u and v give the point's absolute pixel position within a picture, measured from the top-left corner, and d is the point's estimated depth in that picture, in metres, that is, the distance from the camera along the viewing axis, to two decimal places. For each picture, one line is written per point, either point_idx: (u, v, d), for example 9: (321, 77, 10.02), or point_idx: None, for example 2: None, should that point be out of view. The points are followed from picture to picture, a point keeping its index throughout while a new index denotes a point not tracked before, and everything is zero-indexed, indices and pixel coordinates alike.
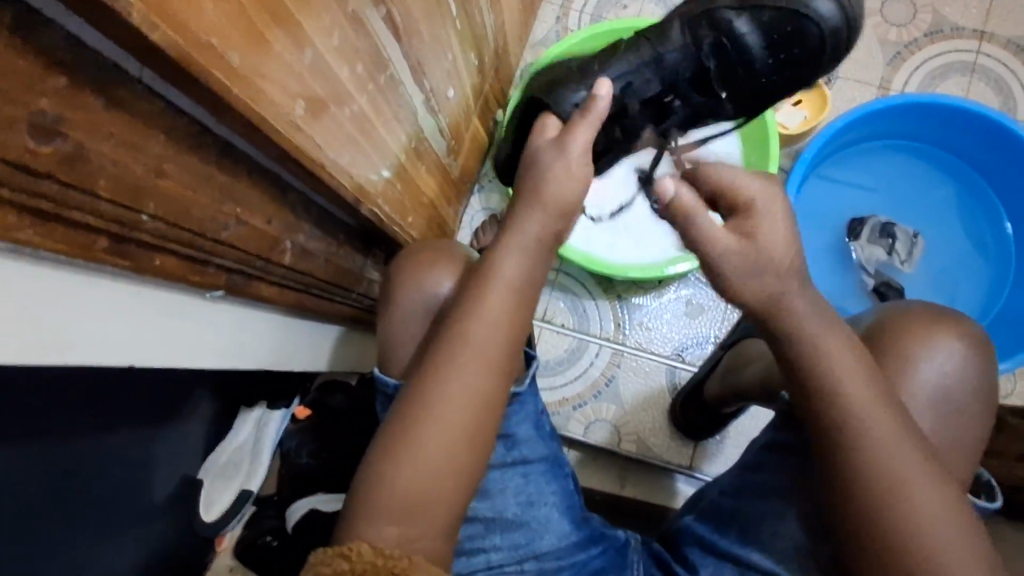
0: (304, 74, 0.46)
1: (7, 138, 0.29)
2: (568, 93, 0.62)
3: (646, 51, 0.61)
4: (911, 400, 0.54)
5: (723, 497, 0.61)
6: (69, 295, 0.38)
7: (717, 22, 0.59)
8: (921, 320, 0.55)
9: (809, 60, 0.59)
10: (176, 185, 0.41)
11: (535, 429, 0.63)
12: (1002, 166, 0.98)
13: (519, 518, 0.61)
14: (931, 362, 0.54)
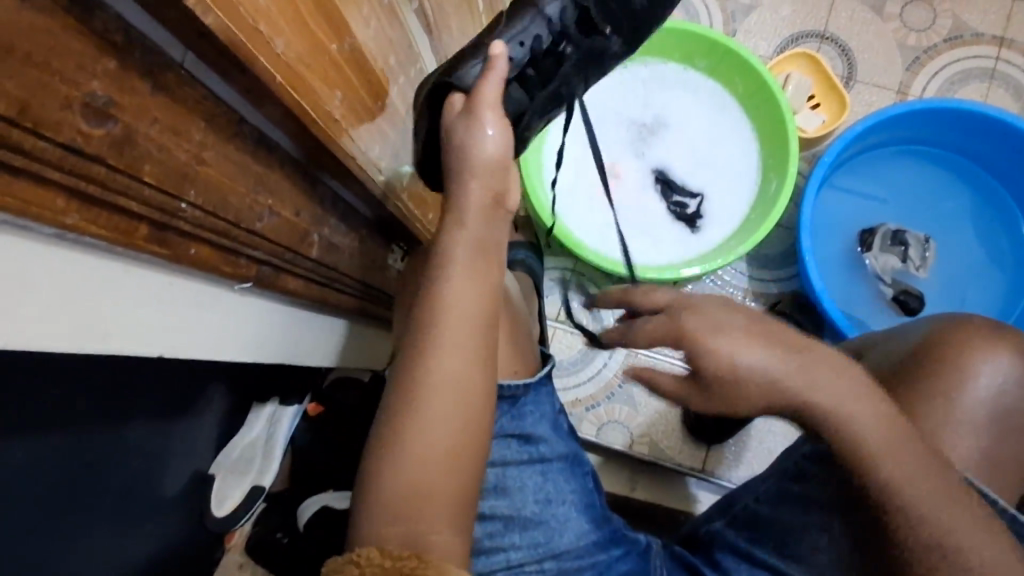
0: (342, 64, 0.46)
1: (61, 118, 0.29)
2: (466, 65, 0.53)
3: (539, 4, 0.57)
4: (966, 412, 0.55)
5: (759, 504, 0.62)
6: (106, 281, 0.38)
7: None
8: (977, 336, 0.57)
9: None
10: (214, 173, 0.41)
11: (553, 428, 0.63)
12: (1019, 171, 0.98)
13: (539, 517, 0.60)
14: (988, 378, 0.55)
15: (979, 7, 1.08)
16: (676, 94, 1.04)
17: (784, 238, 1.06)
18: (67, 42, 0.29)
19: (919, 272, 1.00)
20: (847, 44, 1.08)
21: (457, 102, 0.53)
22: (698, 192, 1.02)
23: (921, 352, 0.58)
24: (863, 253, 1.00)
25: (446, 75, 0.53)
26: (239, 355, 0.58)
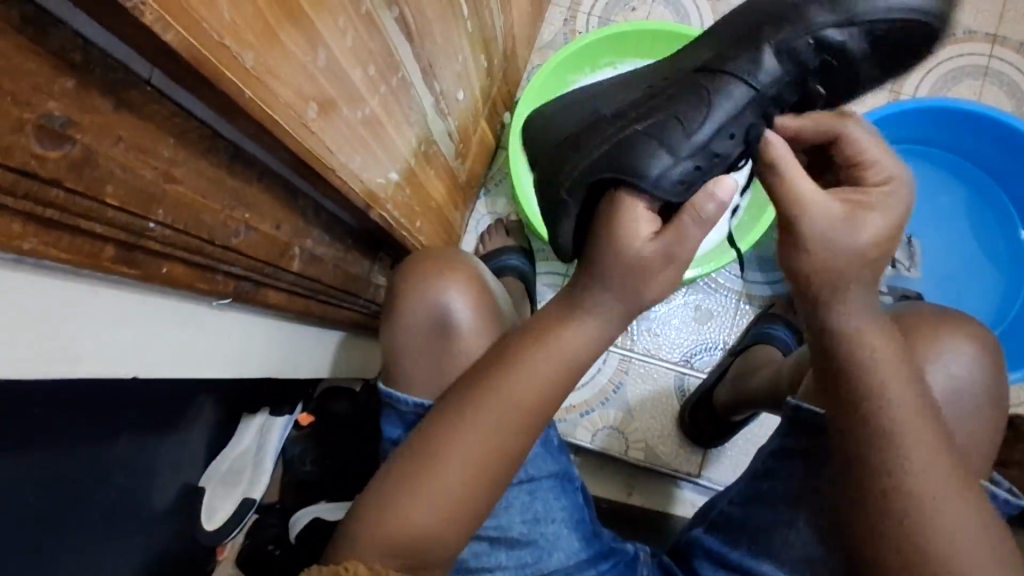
0: (318, 76, 0.45)
1: (13, 141, 0.28)
2: (656, 163, 0.49)
3: (740, 94, 0.51)
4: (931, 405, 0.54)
5: (731, 507, 0.62)
6: (73, 305, 0.37)
7: (821, 42, 0.50)
8: (929, 322, 0.57)
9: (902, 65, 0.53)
10: (185, 190, 0.40)
11: (541, 446, 0.62)
12: (1012, 168, 0.97)
13: (527, 537, 0.60)
14: (938, 363, 0.55)
15: (971, 4, 1.07)
16: None
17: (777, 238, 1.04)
18: (20, 62, 0.28)
19: (912, 273, 1.00)
20: None
21: (647, 211, 0.48)
22: None
23: None
24: None
25: (640, 174, 0.48)
26: (223, 371, 0.57)
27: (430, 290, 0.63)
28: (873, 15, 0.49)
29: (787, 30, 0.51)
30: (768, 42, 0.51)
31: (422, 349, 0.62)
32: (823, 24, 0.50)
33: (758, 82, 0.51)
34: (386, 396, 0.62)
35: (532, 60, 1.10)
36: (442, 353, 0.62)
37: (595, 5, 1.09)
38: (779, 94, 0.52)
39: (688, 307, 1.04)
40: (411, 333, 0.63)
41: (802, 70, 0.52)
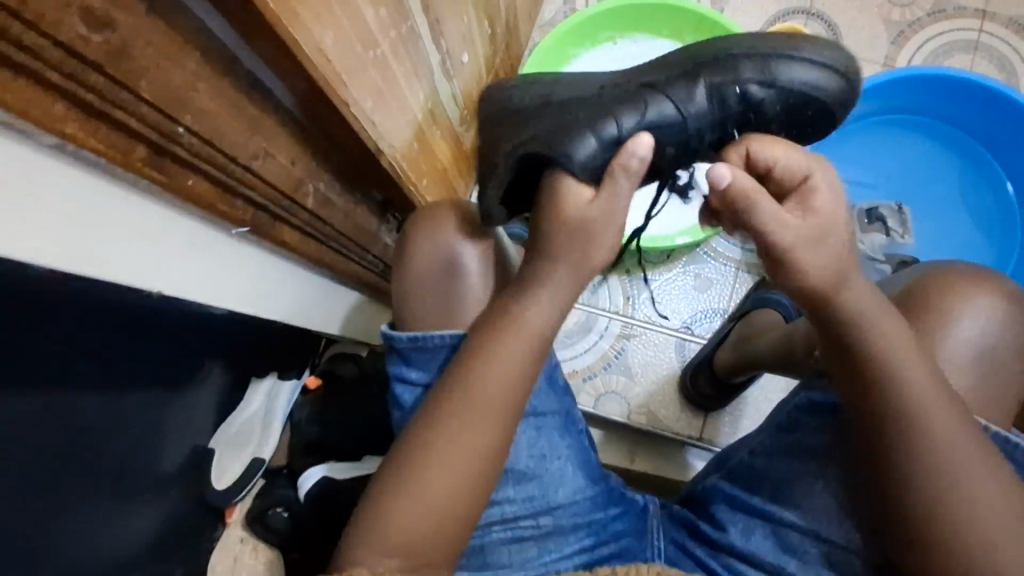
0: (335, 6, 0.47)
1: (62, 19, 0.30)
2: (576, 144, 0.52)
3: (665, 108, 0.52)
4: (950, 351, 0.56)
5: (753, 456, 0.62)
6: (105, 204, 0.39)
7: (744, 89, 0.52)
8: (954, 278, 0.59)
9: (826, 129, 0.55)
10: (208, 104, 0.42)
11: (547, 383, 0.63)
12: (1003, 135, 0.99)
13: (532, 470, 0.61)
14: (965, 317, 0.57)
15: None
16: None
17: None
18: None
19: (906, 239, 1.02)
20: (834, 21, 1.10)
21: (575, 187, 0.52)
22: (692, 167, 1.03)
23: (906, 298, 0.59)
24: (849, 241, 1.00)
25: (555, 150, 0.52)
26: (241, 308, 0.59)
27: (443, 237, 0.65)
28: (793, 85, 0.52)
29: (719, 73, 0.52)
30: (701, 77, 0.52)
31: (431, 294, 0.64)
32: (745, 73, 0.52)
33: (683, 112, 0.52)
34: (385, 339, 0.63)
35: (533, 39, 1.13)
36: (453, 296, 0.64)
37: None
38: (706, 132, 0.53)
39: (688, 276, 1.06)
40: (423, 278, 0.65)
41: (727, 117, 0.53)
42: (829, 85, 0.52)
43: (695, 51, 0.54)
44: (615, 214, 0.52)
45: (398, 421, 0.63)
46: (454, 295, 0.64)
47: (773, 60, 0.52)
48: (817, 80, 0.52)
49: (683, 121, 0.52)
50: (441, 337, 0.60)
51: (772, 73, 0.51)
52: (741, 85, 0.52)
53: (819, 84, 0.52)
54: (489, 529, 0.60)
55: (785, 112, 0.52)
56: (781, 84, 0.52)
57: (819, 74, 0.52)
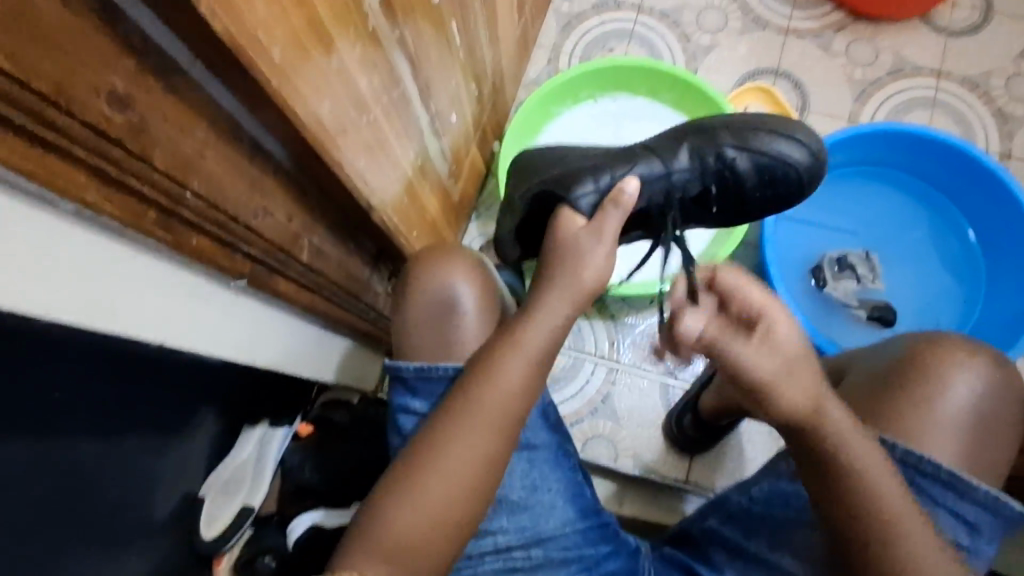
0: (331, 78, 0.51)
1: (88, 101, 0.35)
2: (580, 184, 0.61)
3: (660, 165, 0.65)
4: (937, 412, 0.60)
5: (752, 501, 0.64)
6: (116, 263, 0.42)
7: (722, 156, 0.66)
8: (947, 347, 0.62)
9: (786, 198, 0.70)
10: (213, 168, 0.46)
11: (540, 418, 0.66)
12: (963, 188, 1.05)
13: (524, 502, 0.64)
14: (956, 383, 0.61)
15: (917, 43, 1.18)
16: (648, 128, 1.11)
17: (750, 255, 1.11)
18: (95, 43, 0.35)
19: (876, 284, 1.06)
20: (801, 79, 1.17)
21: (572, 214, 0.58)
22: None
23: (904, 361, 0.63)
24: (821, 287, 1.05)
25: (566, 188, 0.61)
26: (238, 356, 0.62)
27: (440, 277, 0.68)
28: (764, 156, 0.67)
29: (701, 140, 0.66)
30: (688, 142, 0.66)
31: (426, 333, 0.67)
32: (727, 145, 0.66)
33: (669, 167, 0.65)
34: (390, 369, 0.65)
35: (518, 96, 1.19)
36: (445, 336, 0.67)
37: (576, 47, 1.20)
38: (690, 187, 0.66)
39: None
40: (420, 319, 0.67)
41: (707, 174, 0.66)
42: (791, 162, 0.67)
43: (686, 126, 0.68)
44: (604, 232, 0.55)
45: (397, 449, 0.65)
46: (447, 334, 0.67)
47: (744, 134, 0.67)
48: (782, 157, 0.67)
49: (673, 174, 0.65)
50: (444, 369, 0.63)
51: (746, 148, 0.67)
52: (721, 153, 0.66)
53: (782, 151, 0.67)
54: (482, 558, 0.63)
55: (754, 171, 0.67)
56: (750, 150, 0.67)
57: (780, 145, 0.67)
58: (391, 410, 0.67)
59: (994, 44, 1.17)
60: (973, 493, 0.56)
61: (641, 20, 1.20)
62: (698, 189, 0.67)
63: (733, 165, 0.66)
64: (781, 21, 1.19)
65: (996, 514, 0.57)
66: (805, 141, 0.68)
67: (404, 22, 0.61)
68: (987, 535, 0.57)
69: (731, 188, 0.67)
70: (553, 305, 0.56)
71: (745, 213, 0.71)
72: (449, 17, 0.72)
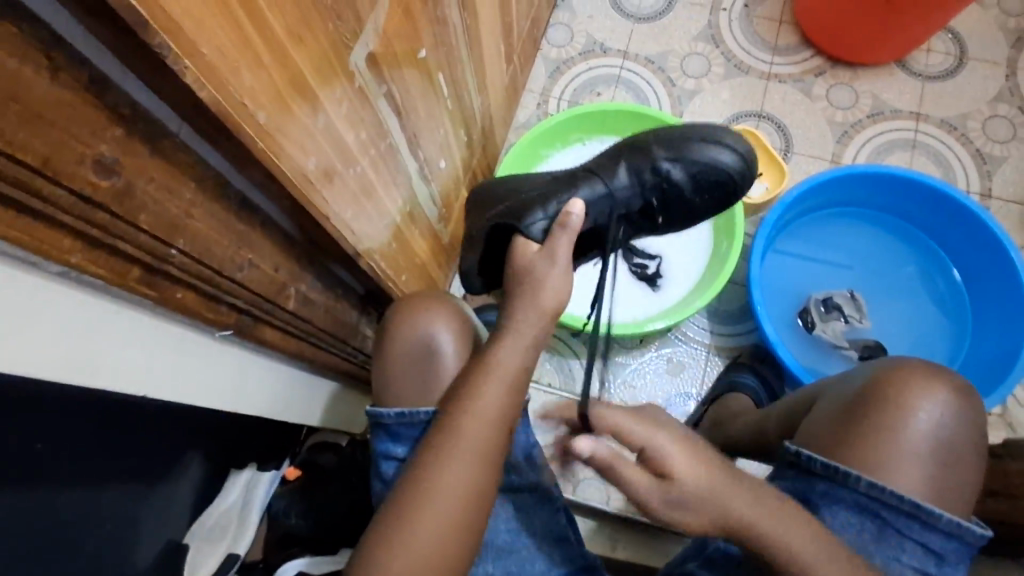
0: (317, 136, 0.53)
1: (76, 170, 0.36)
2: (530, 213, 0.65)
3: (601, 186, 0.69)
4: (907, 445, 0.60)
5: (729, 544, 0.65)
6: (102, 322, 0.42)
7: (657, 171, 0.70)
8: (909, 375, 0.63)
9: (724, 196, 0.74)
10: (200, 225, 0.48)
11: (527, 461, 0.66)
12: (944, 226, 1.07)
13: (509, 545, 0.64)
14: (923, 415, 0.61)
15: (895, 87, 1.21)
16: None
17: (738, 292, 1.12)
18: (85, 113, 0.36)
19: (864, 323, 1.07)
20: (783, 122, 1.20)
21: (526, 242, 0.63)
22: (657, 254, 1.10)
23: (867, 393, 0.63)
24: (810, 330, 1.06)
25: (517, 219, 0.65)
26: (223, 405, 0.61)
27: (423, 322, 0.68)
28: (697, 162, 0.71)
29: (636, 156, 0.71)
30: (624, 160, 0.70)
31: (410, 377, 0.67)
32: (659, 159, 0.70)
33: (609, 186, 0.69)
34: (372, 416, 0.67)
35: (508, 139, 1.22)
36: (429, 382, 0.67)
37: (564, 91, 1.23)
38: (631, 201, 0.70)
39: (661, 359, 1.09)
40: (403, 365, 0.68)
41: (647, 190, 0.71)
42: (722, 158, 0.71)
43: (621, 142, 0.73)
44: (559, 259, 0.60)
45: (379, 495, 0.66)
46: (431, 379, 0.67)
47: (677, 143, 0.71)
48: (713, 159, 0.71)
49: (614, 194, 0.69)
50: (424, 413, 0.64)
51: (678, 159, 0.71)
52: (654, 168, 0.70)
53: (716, 158, 0.71)
54: None
55: (691, 179, 0.71)
56: (684, 160, 0.71)
57: (712, 151, 0.71)
58: (374, 456, 0.67)
59: (969, 88, 1.20)
60: (937, 523, 0.58)
61: (627, 66, 1.24)
62: (640, 203, 0.71)
63: (668, 176, 0.70)
64: (763, 66, 1.23)
65: (960, 541, 0.58)
66: (733, 144, 0.72)
67: (391, 77, 0.63)
68: (953, 561, 0.59)
69: (670, 197, 0.72)
70: (525, 336, 0.58)
71: (691, 219, 0.76)
72: (437, 70, 0.74)
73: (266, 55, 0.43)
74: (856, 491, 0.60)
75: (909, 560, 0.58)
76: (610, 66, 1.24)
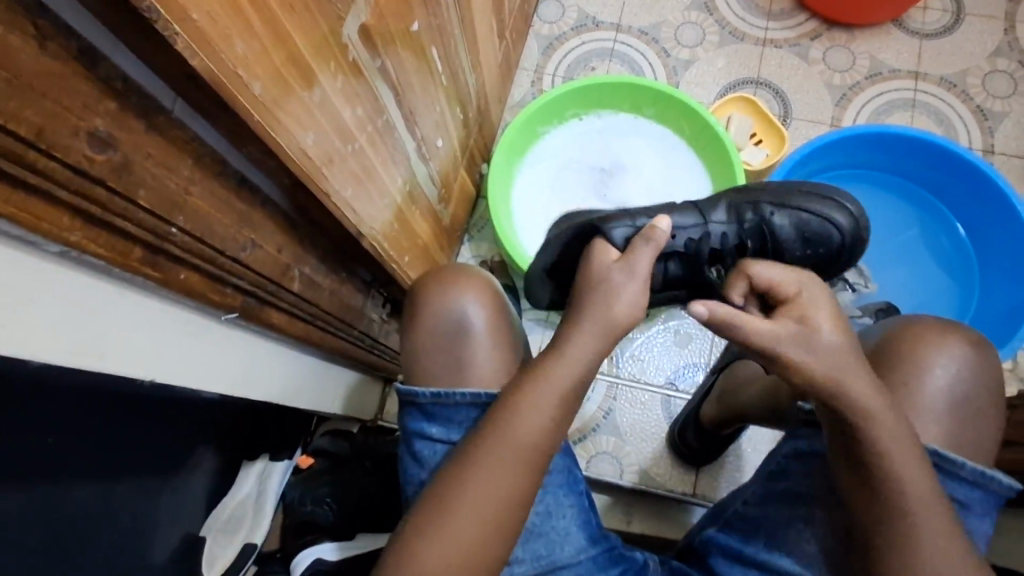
0: (314, 110, 0.52)
1: (70, 143, 0.35)
2: (619, 227, 0.66)
3: (696, 215, 0.70)
4: (927, 403, 0.59)
5: (748, 508, 0.64)
6: (103, 304, 0.42)
7: (760, 212, 0.71)
8: (924, 331, 0.62)
9: (829, 259, 0.73)
10: (199, 204, 0.47)
11: None
12: (949, 184, 1.06)
13: (538, 528, 0.63)
14: (938, 371, 0.60)
15: (892, 47, 1.20)
16: (647, 146, 1.13)
17: None
18: (76, 85, 0.36)
19: (870, 288, 1.07)
20: (781, 88, 1.19)
21: (607, 248, 0.60)
22: None
23: (882, 353, 0.63)
24: None
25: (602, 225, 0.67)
26: (231, 391, 0.61)
27: (451, 299, 0.68)
28: (806, 222, 0.71)
29: (741, 198, 0.72)
30: (727, 199, 0.72)
31: (440, 356, 0.66)
32: (765, 204, 0.71)
33: (707, 220, 0.70)
34: (403, 394, 0.65)
35: (503, 119, 1.20)
36: (457, 359, 0.66)
37: (558, 67, 1.22)
38: (729, 239, 0.70)
39: (668, 331, 1.09)
40: (430, 345, 0.67)
41: (745, 230, 0.71)
42: (833, 224, 0.71)
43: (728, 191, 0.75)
44: (636, 265, 0.57)
45: (418, 475, 0.65)
46: (463, 353, 0.66)
47: (786, 196, 0.72)
48: (825, 222, 0.71)
49: (709, 230, 0.70)
50: (460, 395, 0.63)
51: (786, 207, 0.71)
52: (758, 209, 0.71)
53: (827, 216, 0.71)
54: None
55: (797, 231, 0.71)
56: (794, 212, 0.71)
57: (825, 210, 0.71)
58: (405, 434, 0.66)
59: (967, 44, 1.19)
60: (962, 473, 0.57)
61: (620, 39, 1.23)
62: (738, 243, 0.71)
63: (777, 224, 0.71)
64: (758, 33, 1.21)
65: (984, 491, 0.58)
66: (848, 209, 0.72)
67: (385, 52, 0.62)
68: (979, 512, 0.58)
69: (772, 247, 0.71)
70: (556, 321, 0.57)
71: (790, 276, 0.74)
72: (431, 45, 0.73)
73: (258, 23, 0.42)
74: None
75: None
76: (603, 40, 1.23)
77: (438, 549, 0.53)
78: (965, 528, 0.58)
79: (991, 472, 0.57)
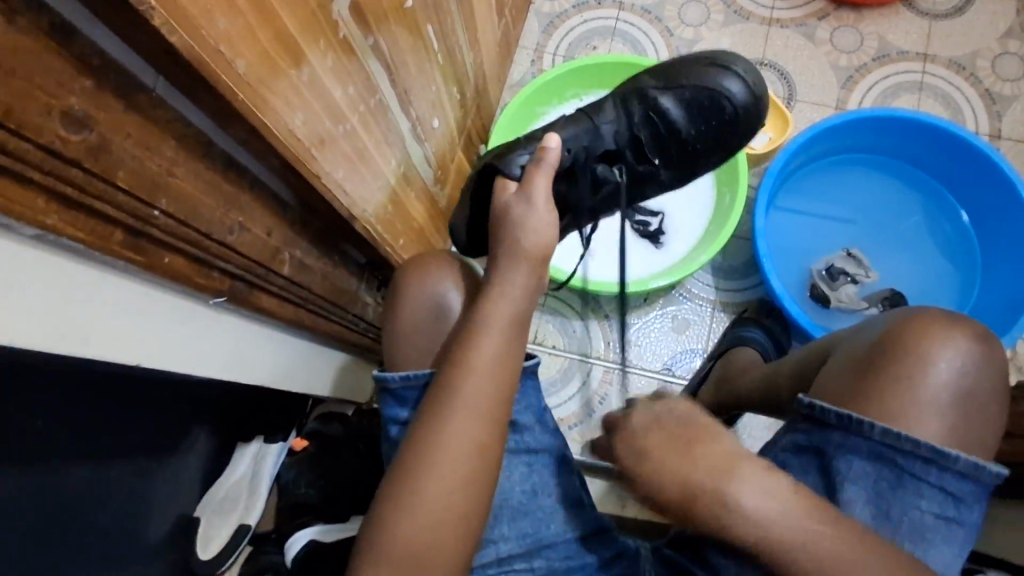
0: (303, 89, 0.50)
1: (43, 123, 0.34)
2: (512, 155, 0.69)
3: (586, 121, 0.74)
4: (928, 394, 0.59)
5: None
6: (83, 288, 0.41)
7: (646, 99, 0.74)
8: (929, 324, 0.61)
9: (728, 127, 0.74)
10: (185, 186, 0.46)
11: (540, 421, 0.65)
12: (955, 171, 1.04)
13: (526, 507, 0.63)
14: (943, 363, 0.59)
15: (901, 27, 1.17)
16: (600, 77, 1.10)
17: (743, 247, 1.10)
18: (48, 63, 0.34)
19: (872, 278, 1.05)
20: (786, 69, 1.16)
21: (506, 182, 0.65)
22: (659, 211, 1.07)
23: (887, 343, 0.62)
24: (826, 304, 1.03)
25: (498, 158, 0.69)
26: (219, 374, 0.60)
27: (433, 283, 0.66)
28: (694, 96, 0.73)
29: (627, 91, 0.75)
30: (615, 96, 0.76)
31: (428, 340, 0.65)
32: (650, 89, 0.74)
33: (599, 123, 0.74)
34: (379, 380, 0.64)
35: (502, 98, 1.18)
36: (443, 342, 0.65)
37: (559, 45, 1.19)
38: (621, 137, 0.75)
39: (665, 317, 1.08)
40: (417, 330, 0.66)
41: (635, 123, 0.74)
42: (727, 94, 0.73)
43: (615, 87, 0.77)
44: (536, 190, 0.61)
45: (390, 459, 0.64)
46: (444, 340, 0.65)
47: (674, 77, 0.74)
48: (716, 93, 0.73)
49: (599, 130, 0.74)
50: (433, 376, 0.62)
51: (670, 88, 0.74)
52: (644, 98, 0.74)
53: (719, 84, 0.73)
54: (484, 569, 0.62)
55: (687, 111, 0.74)
56: (675, 90, 0.74)
57: (715, 79, 0.73)
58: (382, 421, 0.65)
59: (978, 25, 1.16)
60: (955, 466, 0.56)
61: (623, 17, 1.20)
62: (632, 137, 0.75)
63: (667, 108, 0.74)
64: (763, 12, 1.18)
65: (977, 482, 0.57)
66: (743, 74, 0.73)
67: (378, 30, 0.60)
68: (970, 503, 0.57)
69: (665, 134, 0.74)
70: None
71: (694, 165, 0.78)
72: (426, 22, 0.71)
73: None
74: (872, 439, 0.58)
75: (930, 507, 0.57)
76: (605, 17, 1.20)
77: (427, 539, 0.52)
78: (957, 520, 0.57)
79: (991, 466, 0.57)
